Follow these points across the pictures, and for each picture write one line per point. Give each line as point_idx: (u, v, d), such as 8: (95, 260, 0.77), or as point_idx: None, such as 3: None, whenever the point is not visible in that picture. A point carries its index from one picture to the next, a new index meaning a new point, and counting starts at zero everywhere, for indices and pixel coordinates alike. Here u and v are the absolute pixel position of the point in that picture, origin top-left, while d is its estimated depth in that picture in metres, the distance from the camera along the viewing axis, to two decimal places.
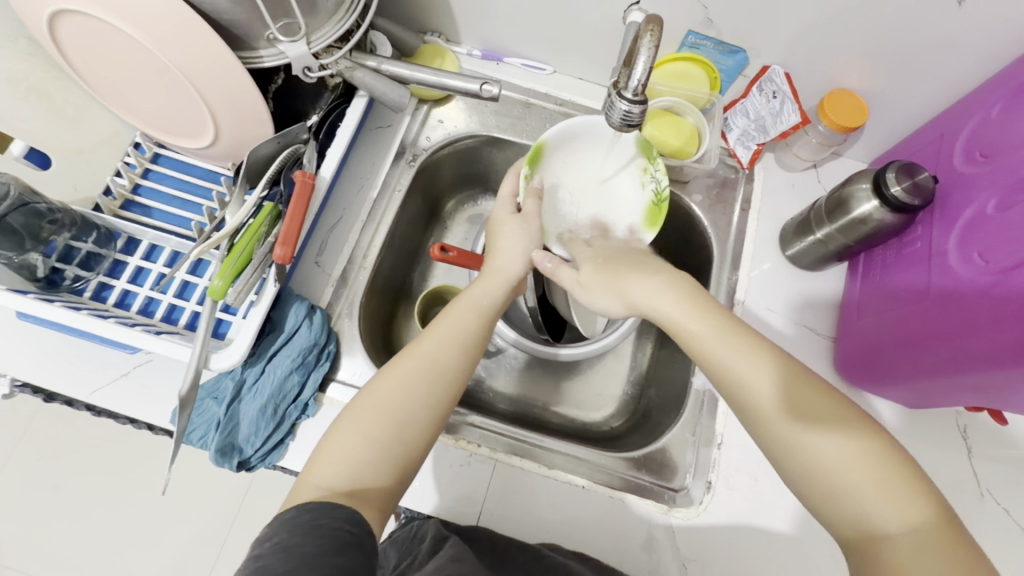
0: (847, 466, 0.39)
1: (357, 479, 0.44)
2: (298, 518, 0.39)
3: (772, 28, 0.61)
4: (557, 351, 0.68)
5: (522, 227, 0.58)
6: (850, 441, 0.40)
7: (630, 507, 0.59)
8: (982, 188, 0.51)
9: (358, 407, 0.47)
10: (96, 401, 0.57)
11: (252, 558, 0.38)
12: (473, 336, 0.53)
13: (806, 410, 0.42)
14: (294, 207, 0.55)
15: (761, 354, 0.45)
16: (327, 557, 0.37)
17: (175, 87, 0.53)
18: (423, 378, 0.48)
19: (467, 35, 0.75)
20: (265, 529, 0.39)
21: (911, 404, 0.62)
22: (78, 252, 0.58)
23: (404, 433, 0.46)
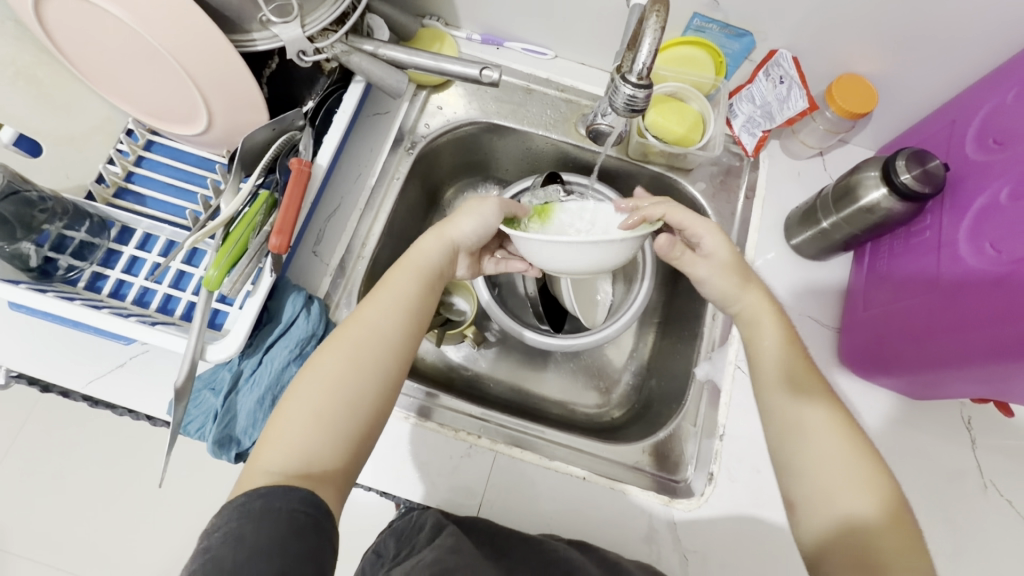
0: (826, 451, 0.48)
1: (309, 460, 0.43)
2: (251, 503, 0.39)
3: (780, 10, 0.59)
4: (522, 329, 0.68)
5: (481, 203, 0.55)
6: (835, 430, 0.49)
7: (631, 499, 0.59)
8: (995, 176, 0.50)
9: (304, 385, 0.46)
10: (93, 392, 0.56)
11: (202, 550, 0.37)
12: (413, 301, 0.52)
13: (814, 399, 0.50)
14: (290, 195, 0.53)
15: (793, 357, 0.54)
16: (283, 540, 0.37)
17: (166, 72, 0.52)
18: (363, 346, 0.48)
19: (467, 19, 0.73)
20: (218, 517, 0.39)
21: (904, 391, 0.62)
22: (71, 241, 0.57)
23: (354, 406, 0.46)
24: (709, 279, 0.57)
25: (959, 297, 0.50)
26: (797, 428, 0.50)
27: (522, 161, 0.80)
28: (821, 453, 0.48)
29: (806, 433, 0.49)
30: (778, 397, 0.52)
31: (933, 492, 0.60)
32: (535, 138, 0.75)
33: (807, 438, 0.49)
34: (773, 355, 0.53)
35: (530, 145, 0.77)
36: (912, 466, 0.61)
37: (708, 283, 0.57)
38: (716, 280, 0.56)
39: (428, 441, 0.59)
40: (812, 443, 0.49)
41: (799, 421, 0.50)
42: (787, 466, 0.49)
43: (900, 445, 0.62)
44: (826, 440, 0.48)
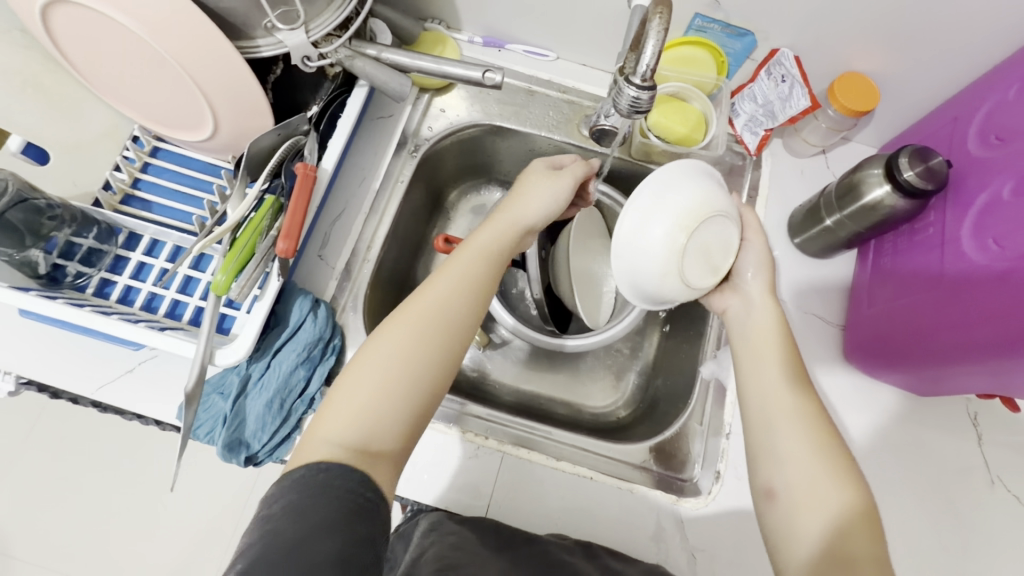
0: (806, 459, 0.46)
1: (369, 436, 0.44)
2: (313, 477, 0.39)
3: (782, 9, 0.59)
4: (563, 341, 0.68)
5: (552, 181, 0.57)
6: (821, 440, 0.46)
7: (638, 498, 0.59)
8: (997, 171, 0.50)
9: (367, 362, 0.46)
10: (103, 397, 0.57)
11: (262, 520, 0.38)
12: (478, 283, 0.52)
13: (803, 406, 0.48)
14: (295, 200, 0.54)
15: (790, 360, 0.51)
16: (346, 519, 0.38)
17: (172, 79, 0.52)
18: (428, 329, 0.48)
19: (469, 22, 0.74)
20: (275, 489, 0.40)
21: (907, 387, 0.62)
22: (79, 248, 0.58)
23: (415, 387, 0.46)
24: (759, 302, 0.54)
25: (965, 293, 0.50)
26: (781, 432, 0.48)
27: (525, 162, 0.81)
28: (801, 460, 0.46)
29: (790, 438, 0.47)
30: (771, 397, 0.49)
31: (938, 488, 0.60)
32: (538, 140, 0.75)
33: (776, 440, 0.48)
34: (769, 355, 0.51)
35: (534, 147, 0.77)
36: (918, 462, 0.61)
37: (759, 305, 0.53)
38: (765, 294, 0.54)
39: (436, 441, 0.60)
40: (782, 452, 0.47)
41: (784, 426, 0.48)
42: (764, 468, 0.48)
43: (904, 442, 0.62)
44: (808, 448, 0.46)
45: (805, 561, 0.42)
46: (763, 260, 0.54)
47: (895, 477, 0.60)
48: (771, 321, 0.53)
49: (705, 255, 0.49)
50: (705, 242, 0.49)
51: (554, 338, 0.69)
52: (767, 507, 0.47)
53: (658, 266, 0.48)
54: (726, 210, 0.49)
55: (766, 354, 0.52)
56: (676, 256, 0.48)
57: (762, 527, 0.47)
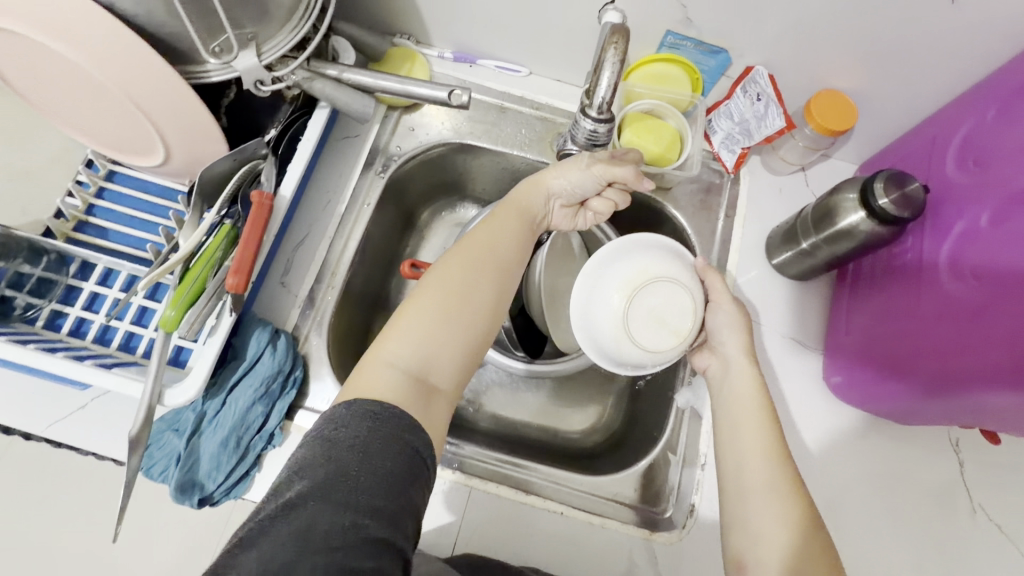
0: (776, 540, 0.42)
1: (430, 365, 0.44)
2: (380, 417, 0.39)
3: (757, 25, 0.57)
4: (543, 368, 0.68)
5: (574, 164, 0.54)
6: (796, 525, 0.42)
7: (610, 533, 0.57)
8: (976, 199, 0.48)
9: (427, 296, 0.46)
10: (53, 435, 0.55)
11: (328, 442, 0.37)
12: (524, 233, 0.53)
13: (782, 483, 0.44)
14: (249, 230, 0.52)
15: (774, 430, 0.47)
16: (401, 473, 0.37)
17: (118, 106, 0.50)
18: (485, 271, 0.49)
19: (438, 37, 0.71)
20: (342, 412, 0.39)
21: (880, 413, 0.60)
22: (28, 279, 0.56)
23: (471, 324, 0.47)
24: (735, 363, 0.51)
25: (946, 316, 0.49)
26: (754, 507, 0.44)
27: (498, 180, 0.79)
28: (769, 543, 0.42)
29: (762, 520, 0.43)
30: (746, 468, 0.45)
31: (915, 516, 0.59)
32: (510, 159, 0.74)
33: (748, 518, 0.44)
34: (752, 420, 0.48)
35: (507, 165, 0.75)
36: (895, 490, 0.60)
37: (735, 368, 0.51)
38: (743, 357, 0.51)
39: None
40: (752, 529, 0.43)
41: (757, 503, 0.44)
42: (734, 538, 0.44)
43: (881, 469, 0.61)
44: (782, 532, 0.42)
45: None
46: (733, 322, 0.53)
47: (874, 506, 0.59)
48: (749, 389, 0.50)
49: (657, 322, 0.49)
50: (654, 308, 0.49)
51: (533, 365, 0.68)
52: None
53: (609, 330, 0.50)
54: (672, 276, 0.49)
55: (749, 420, 0.48)
56: (620, 323, 0.49)
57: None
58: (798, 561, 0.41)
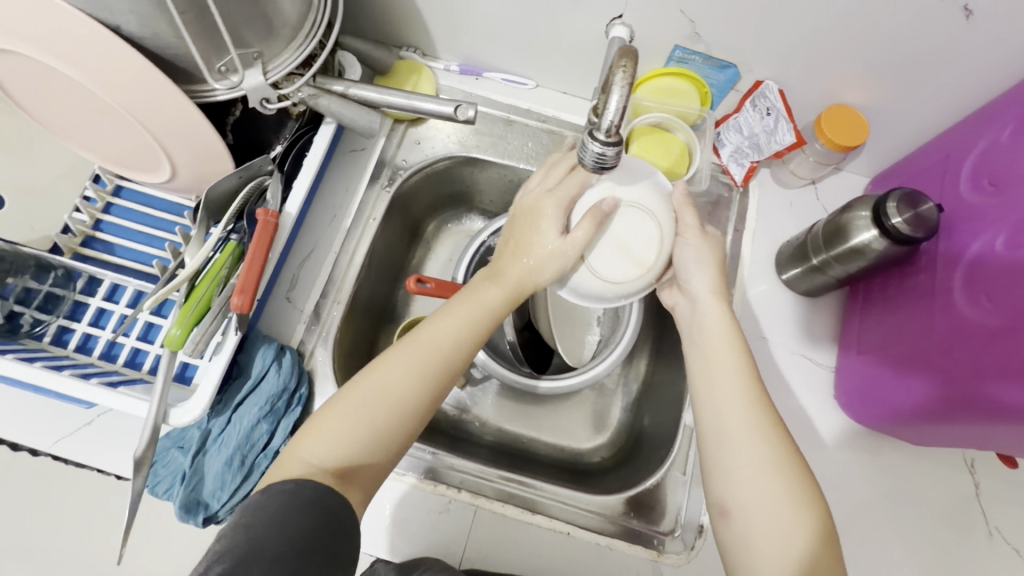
0: (762, 480, 0.44)
1: (348, 460, 0.44)
2: (292, 494, 0.39)
3: (767, 41, 0.56)
4: (535, 384, 0.66)
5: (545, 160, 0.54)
6: (783, 465, 0.44)
7: (617, 554, 0.57)
8: (990, 222, 0.47)
9: (361, 389, 0.46)
10: (59, 451, 0.55)
11: (243, 527, 0.37)
12: (482, 328, 0.51)
13: (759, 417, 0.46)
14: (254, 250, 0.51)
15: (750, 373, 0.48)
16: (317, 536, 0.38)
17: (124, 125, 0.50)
18: (425, 365, 0.47)
19: (444, 49, 0.71)
20: (257, 497, 0.39)
21: (883, 431, 0.59)
22: (37, 294, 0.57)
23: (403, 420, 0.46)
24: (703, 298, 0.52)
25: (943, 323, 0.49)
26: (735, 448, 0.45)
27: (505, 192, 0.78)
28: (757, 486, 0.44)
29: (751, 462, 0.44)
30: (727, 414, 0.47)
31: (929, 539, 0.58)
32: (516, 171, 0.73)
33: (730, 453, 0.46)
34: (728, 366, 0.48)
35: (513, 178, 0.75)
36: (908, 512, 0.59)
37: (704, 305, 0.52)
38: (709, 293, 0.52)
39: (407, 495, 0.57)
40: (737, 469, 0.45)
41: (740, 446, 0.45)
42: (717, 482, 0.46)
43: (894, 491, 0.60)
44: (767, 475, 0.44)
45: None
46: (700, 255, 0.52)
47: (887, 528, 0.58)
48: (718, 324, 0.51)
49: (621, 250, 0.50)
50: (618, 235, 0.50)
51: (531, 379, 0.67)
52: (720, 524, 0.45)
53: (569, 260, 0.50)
54: (638, 202, 0.50)
55: (725, 366, 0.49)
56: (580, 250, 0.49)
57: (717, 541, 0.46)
58: (786, 501, 0.43)
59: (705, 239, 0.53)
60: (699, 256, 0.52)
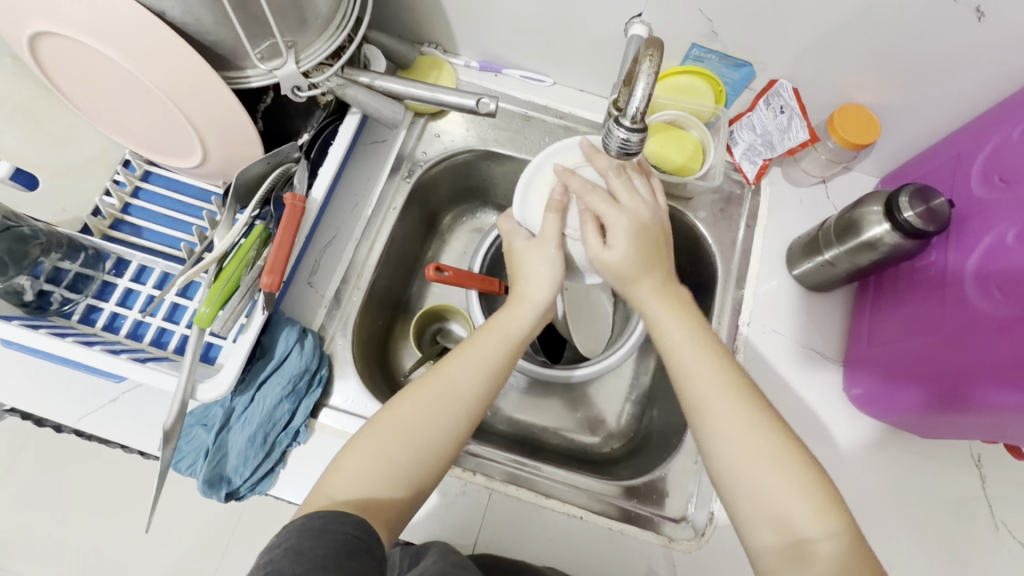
0: (740, 448, 0.44)
1: (371, 492, 0.45)
2: (309, 524, 0.39)
3: (783, 40, 0.58)
4: (571, 372, 0.66)
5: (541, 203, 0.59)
6: (757, 425, 0.44)
7: (628, 539, 0.57)
8: (1001, 217, 0.49)
9: (377, 425, 0.47)
10: (84, 427, 0.56)
11: (262, 565, 0.37)
12: (499, 364, 0.51)
13: (724, 382, 0.46)
14: (283, 232, 0.53)
15: (703, 332, 0.49)
16: (336, 559, 0.37)
17: (160, 108, 0.52)
18: (437, 398, 0.48)
19: (465, 46, 0.73)
20: (278, 534, 0.39)
21: (898, 426, 0.60)
22: (66, 273, 0.58)
23: (420, 453, 0.47)
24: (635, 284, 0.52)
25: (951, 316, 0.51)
26: (708, 422, 0.46)
27: None
28: (735, 448, 0.44)
29: (723, 426, 0.45)
30: (690, 379, 0.47)
31: (936, 531, 0.59)
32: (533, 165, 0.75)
33: (705, 424, 0.46)
34: (677, 329, 0.49)
35: None
36: (915, 503, 0.60)
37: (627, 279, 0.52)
38: (631, 268, 0.51)
39: None
40: (715, 447, 0.45)
41: (707, 410, 0.46)
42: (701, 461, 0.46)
43: (900, 483, 0.61)
44: (743, 434, 0.44)
45: (771, 552, 0.41)
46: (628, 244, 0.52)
47: (895, 519, 0.59)
48: (647, 294, 0.51)
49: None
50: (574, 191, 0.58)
51: (561, 370, 0.67)
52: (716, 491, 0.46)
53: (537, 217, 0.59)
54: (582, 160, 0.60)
55: (677, 331, 0.49)
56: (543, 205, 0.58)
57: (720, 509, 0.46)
58: (768, 459, 0.43)
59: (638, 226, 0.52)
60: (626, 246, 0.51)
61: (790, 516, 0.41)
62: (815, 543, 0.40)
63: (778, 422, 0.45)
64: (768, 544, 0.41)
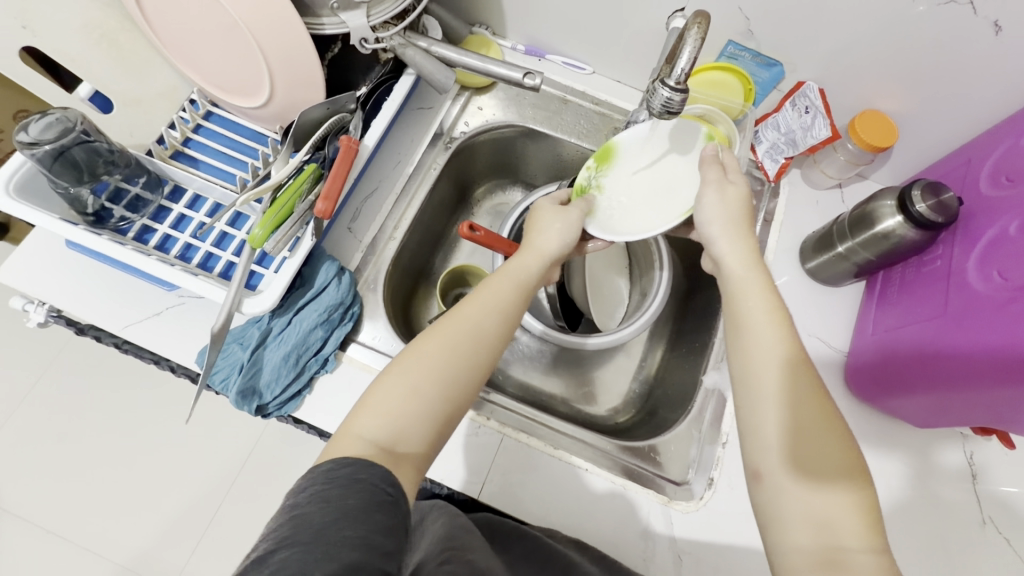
0: (794, 443, 0.44)
1: (398, 436, 0.44)
2: (335, 471, 0.38)
3: (812, 42, 0.63)
4: (584, 341, 0.69)
5: (563, 213, 0.60)
6: (817, 424, 0.45)
7: (631, 495, 0.59)
8: (1004, 211, 0.53)
9: (402, 365, 0.47)
10: (128, 335, 0.59)
11: (287, 508, 0.36)
12: (513, 303, 0.53)
13: (795, 377, 0.46)
14: (338, 167, 0.58)
15: (784, 329, 0.49)
16: (367, 512, 0.35)
17: (240, 44, 0.56)
18: (463, 338, 0.49)
19: (513, 30, 0.78)
20: (303, 480, 0.38)
21: (897, 414, 0.63)
22: (126, 194, 0.62)
23: (447, 395, 0.47)
24: (728, 255, 0.53)
25: (967, 323, 0.52)
26: (768, 409, 0.46)
27: (551, 168, 0.84)
28: (789, 445, 0.44)
29: (778, 419, 0.45)
30: (754, 373, 0.47)
31: (925, 521, 0.60)
32: (566, 146, 0.79)
33: (764, 416, 0.46)
34: (757, 322, 0.49)
35: (562, 153, 0.81)
36: (906, 492, 0.61)
37: (729, 261, 0.53)
38: (733, 251, 0.53)
39: None
40: (772, 439, 0.45)
41: (764, 406, 0.46)
42: (751, 451, 0.46)
43: (893, 472, 0.62)
44: (795, 437, 0.45)
45: (801, 552, 0.41)
46: (719, 210, 0.54)
47: (886, 505, 0.60)
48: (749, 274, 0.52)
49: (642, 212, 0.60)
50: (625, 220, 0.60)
51: (576, 338, 0.70)
52: (754, 488, 0.46)
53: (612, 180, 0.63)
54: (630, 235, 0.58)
55: (758, 326, 0.49)
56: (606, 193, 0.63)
57: (753, 509, 0.46)
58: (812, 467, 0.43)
59: (727, 188, 0.54)
60: (715, 211, 0.54)
61: (832, 521, 0.41)
62: (852, 553, 0.40)
63: (842, 423, 0.45)
64: (800, 544, 0.41)
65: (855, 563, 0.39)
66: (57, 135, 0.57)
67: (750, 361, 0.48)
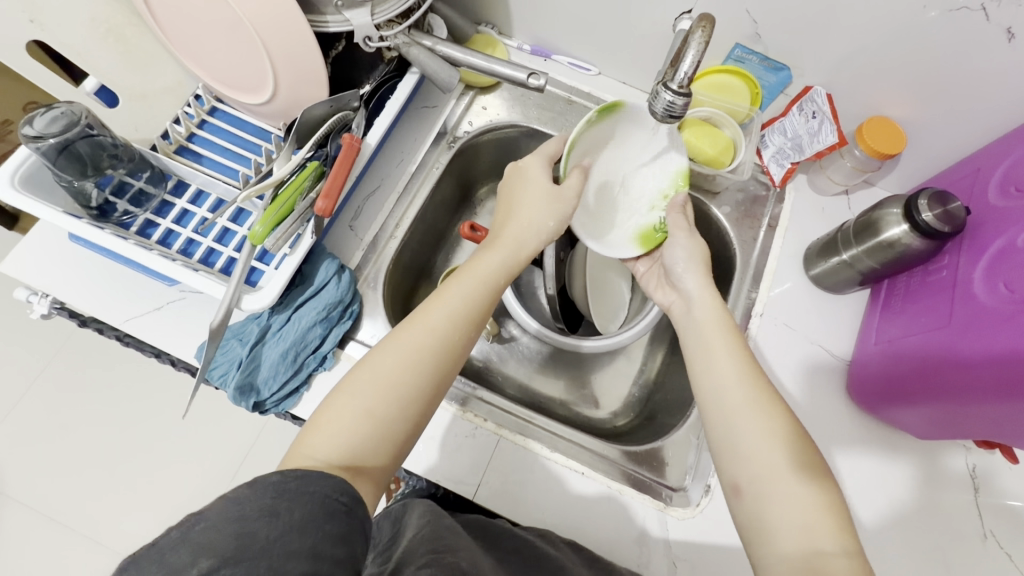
0: (763, 456, 0.45)
1: (352, 453, 0.44)
2: (285, 484, 0.36)
3: (821, 47, 0.62)
4: (580, 343, 0.69)
5: (549, 197, 0.57)
6: (786, 436, 0.45)
7: (628, 500, 0.59)
8: (1012, 221, 0.52)
9: (357, 380, 0.46)
10: (129, 329, 0.59)
11: (232, 520, 0.33)
12: (475, 310, 0.52)
13: (760, 394, 0.48)
14: (340, 166, 0.58)
15: (744, 352, 0.51)
16: (314, 522, 0.35)
17: (244, 41, 0.56)
18: (421, 349, 0.48)
19: (519, 29, 0.78)
20: (247, 487, 0.35)
21: (895, 424, 0.62)
22: (130, 188, 0.62)
23: (405, 409, 0.46)
24: (695, 292, 0.57)
25: (972, 334, 0.51)
26: (738, 425, 0.47)
27: None
28: (758, 458, 0.45)
29: (745, 435, 0.46)
30: (728, 391, 0.49)
31: (925, 533, 0.59)
32: None
33: (736, 432, 0.47)
34: (721, 346, 0.51)
35: None
36: (906, 503, 0.60)
37: (698, 299, 0.56)
38: (703, 288, 0.56)
39: (440, 418, 0.61)
40: (746, 454, 0.45)
41: (738, 423, 0.47)
42: (727, 466, 0.47)
43: (894, 483, 0.61)
44: (775, 448, 0.45)
45: (783, 560, 0.41)
46: (688, 250, 0.58)
47: (885, 516, 0.59)
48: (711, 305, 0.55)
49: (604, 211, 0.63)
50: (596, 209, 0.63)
51: (571, 339, 0.71)
52: (734, 504, 0.46)
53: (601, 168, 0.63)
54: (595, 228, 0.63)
55: (722, 351, 0.51)
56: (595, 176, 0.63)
57: (735, 524, 0.46)
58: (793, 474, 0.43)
59: (695, 236, 0.59)
60: (685, 253, 0.58)
61: (812, 529, 0.40)
62: (834, 558, 0.39)
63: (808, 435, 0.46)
64: (784, 553, 0.41)
65: (834, 565, 0.38)
66: (63, 128, 0.57)
67: (716, 381, 0.50)
